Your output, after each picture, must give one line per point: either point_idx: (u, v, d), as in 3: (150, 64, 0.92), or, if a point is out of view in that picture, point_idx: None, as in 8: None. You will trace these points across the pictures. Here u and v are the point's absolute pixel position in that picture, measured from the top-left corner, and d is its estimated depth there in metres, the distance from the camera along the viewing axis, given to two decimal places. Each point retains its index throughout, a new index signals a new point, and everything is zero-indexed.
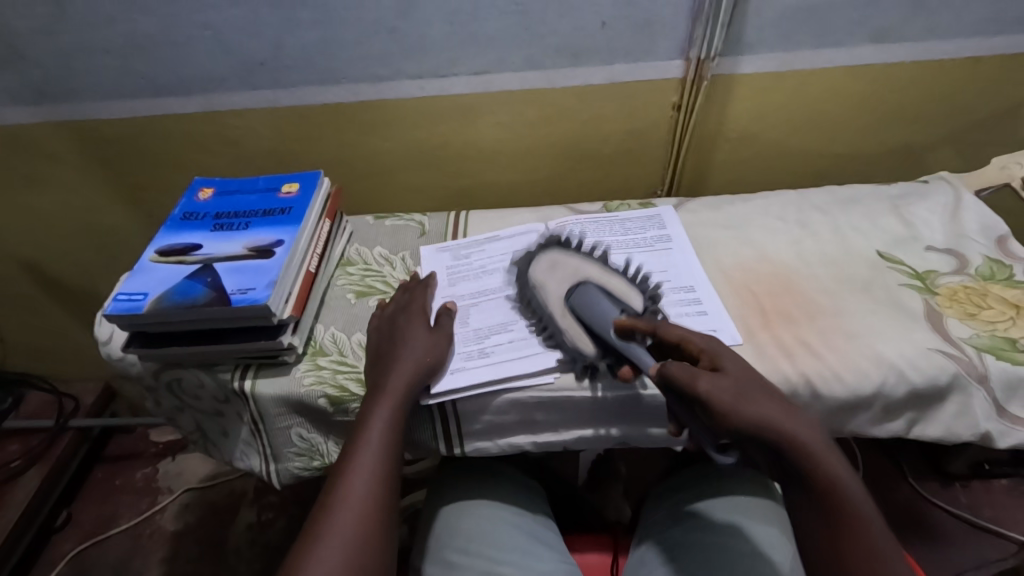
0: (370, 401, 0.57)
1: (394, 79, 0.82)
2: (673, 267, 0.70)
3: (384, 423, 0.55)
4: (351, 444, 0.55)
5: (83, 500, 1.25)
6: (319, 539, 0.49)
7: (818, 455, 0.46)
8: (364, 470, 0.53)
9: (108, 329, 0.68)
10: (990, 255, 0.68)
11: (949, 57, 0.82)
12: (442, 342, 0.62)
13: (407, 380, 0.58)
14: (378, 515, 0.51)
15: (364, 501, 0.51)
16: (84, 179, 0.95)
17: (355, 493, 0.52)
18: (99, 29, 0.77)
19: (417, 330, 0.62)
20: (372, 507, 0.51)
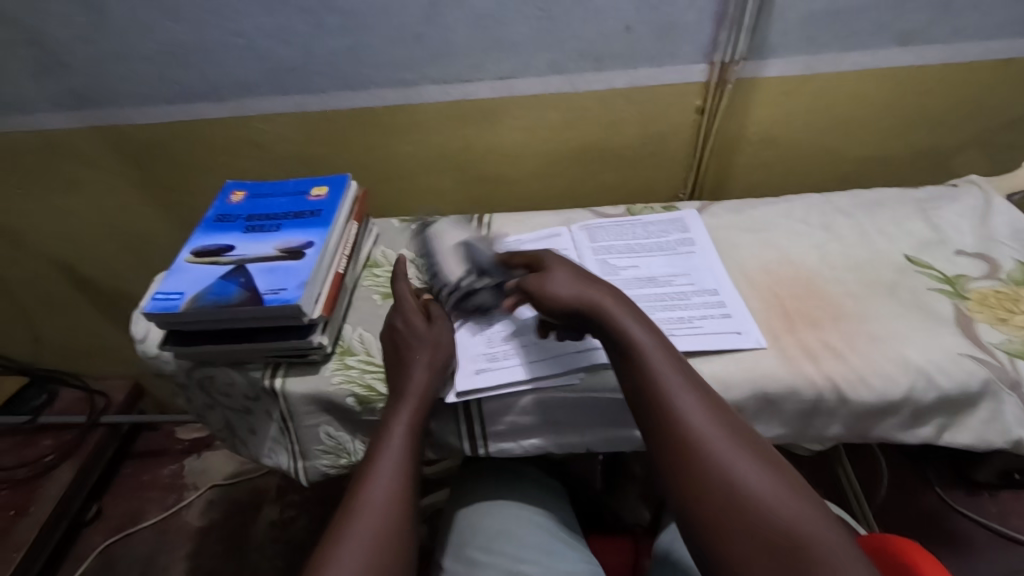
0: (390, 407, 0.58)
1: (420, 83, 0.84)
2: (696, 271, 0.70)
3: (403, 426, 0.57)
4: (373, 448, 0.56)
5: (112, 494, 1.28)
6: (342, 541, 0.49)
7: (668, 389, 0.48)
8: (386, 473, 0.54)
9: (144, 328, 0.70)
10: (1022, 259, 0.67)
11: (978, 58, 0.81)
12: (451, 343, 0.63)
13: (421, 385, 0.59)
14: (400, 516, 0.52)
15: (387, 503, 0.52)
16: (118, 182, 0.98)
17: (377, 495, 0.52)
18: (137, 37, 0.80)
19: (418, 329, 0.62)
20: (395, 509, 0.52)
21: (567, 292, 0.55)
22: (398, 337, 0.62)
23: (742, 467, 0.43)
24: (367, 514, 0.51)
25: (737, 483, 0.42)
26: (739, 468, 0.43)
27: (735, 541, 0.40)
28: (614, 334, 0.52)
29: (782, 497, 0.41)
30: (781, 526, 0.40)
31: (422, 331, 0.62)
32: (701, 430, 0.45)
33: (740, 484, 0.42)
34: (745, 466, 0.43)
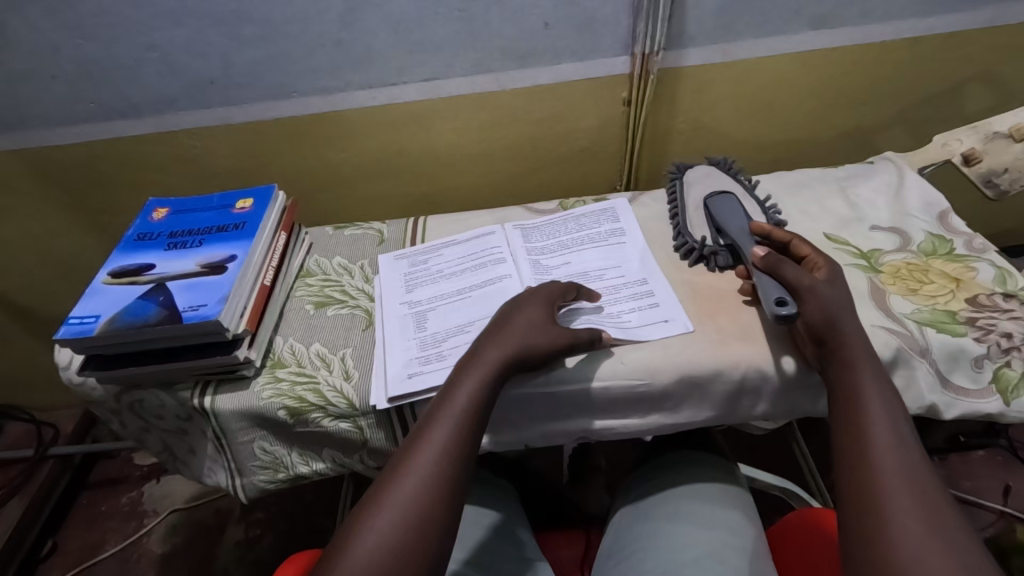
0: (460, 381, 0.53)
1: (345, 90, 0.83)
2: (630, 284, 0.68)
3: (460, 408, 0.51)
4: (428, 415, 0.51)
5: (67, 528, 1.24)
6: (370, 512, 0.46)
7: (859, 398, 0.49)
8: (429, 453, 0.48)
9: (67, 354, 0.68)
10: (932, 231, 0.69)
11: (888, 38, 0.84)
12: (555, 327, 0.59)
13: (489, 367, 0.54)
14: (434, 502, 0.46)
15: (423, 478, 0.47)
16: (43, 206, 0.95)
17: (419, 466, 0.48)
18: (45, 57, 0.77)
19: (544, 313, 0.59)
20: (429, 488, 0.46)
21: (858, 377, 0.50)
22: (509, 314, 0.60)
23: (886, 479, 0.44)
24: (401, 485, 0.47)
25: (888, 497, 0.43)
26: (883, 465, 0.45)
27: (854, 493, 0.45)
28: (844, 373, 0.51)
29: (888, 491, 0.43)
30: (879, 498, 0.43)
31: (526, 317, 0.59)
32: (880, 453, 0.45)
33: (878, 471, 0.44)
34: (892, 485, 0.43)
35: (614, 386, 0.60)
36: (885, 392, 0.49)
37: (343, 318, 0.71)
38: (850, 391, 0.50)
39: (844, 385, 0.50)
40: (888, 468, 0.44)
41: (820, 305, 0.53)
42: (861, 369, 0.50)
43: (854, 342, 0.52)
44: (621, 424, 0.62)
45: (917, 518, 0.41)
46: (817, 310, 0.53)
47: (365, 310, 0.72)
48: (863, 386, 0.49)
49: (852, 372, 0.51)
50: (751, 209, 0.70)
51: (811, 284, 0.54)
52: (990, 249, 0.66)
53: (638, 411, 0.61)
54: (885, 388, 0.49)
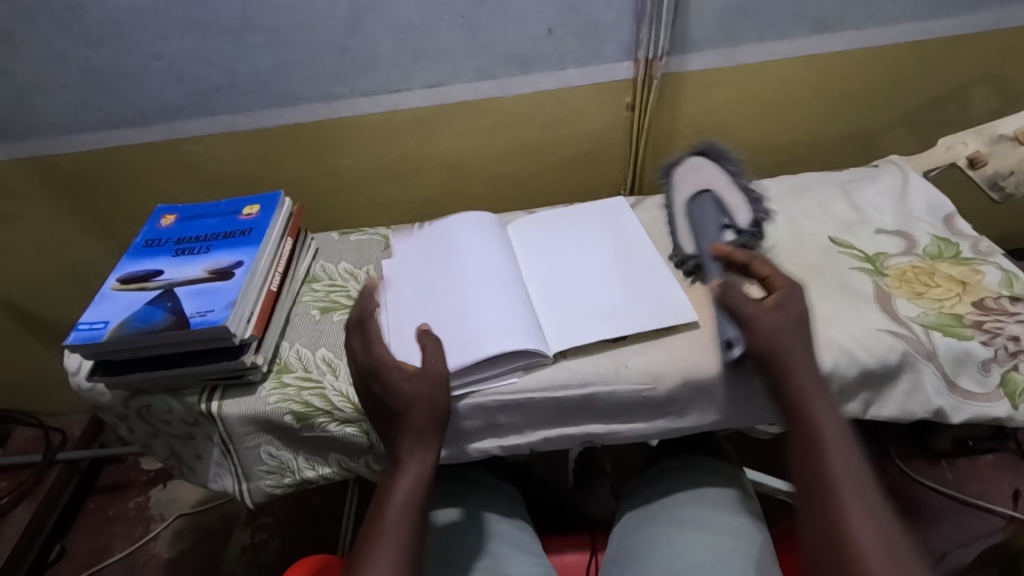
0: (398, 440, 0.55)
1: (349, 96, 0.84)
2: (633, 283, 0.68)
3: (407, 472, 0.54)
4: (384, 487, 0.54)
5: (75, 533, 1.25)
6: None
7: (807, 423, 0.50)
8: (392, 525, 0.51)
9: (77, 360, 0.68)
10: (938, 234, 0.69)
11: (891, 42, 0.84)
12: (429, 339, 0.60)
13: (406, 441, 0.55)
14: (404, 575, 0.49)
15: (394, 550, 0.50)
16: (52, 213, 0.96)
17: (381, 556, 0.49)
18: (54, 66, 0.78)
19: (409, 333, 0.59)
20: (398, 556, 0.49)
21: (803, 402, 0.51)
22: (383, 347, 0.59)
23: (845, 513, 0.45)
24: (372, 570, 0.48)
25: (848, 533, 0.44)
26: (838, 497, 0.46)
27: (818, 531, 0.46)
28: (793, 399, 0.51)
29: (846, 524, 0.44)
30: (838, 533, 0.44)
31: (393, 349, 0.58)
32: (833, 485, 0.46)
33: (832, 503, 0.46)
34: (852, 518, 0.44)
35: (619, 390, 0.60)
36: (833, 413, 0.50)
37: None
38: (801, 418, 0.50)
39: (793, 411, 0.51)
40: (841, 498, 0.46)
41: (766, 333, 0.53)
42: (810, 391, 0.51)
43: (797, 363, 0.52)
44: (627, 428, 0.62)
45: (876, 534, 0.43)
46: (763, 337, 0.53)
47: None
48: (813, 412, 0.50)
49: (801, 398, 0.51)
50: (733, 202, 0.70)
51: (756, 311, 0.54)
52: (996, 252, 0.66)
53: (645, 415, 0.61)
54: (828, 408, 0.50)
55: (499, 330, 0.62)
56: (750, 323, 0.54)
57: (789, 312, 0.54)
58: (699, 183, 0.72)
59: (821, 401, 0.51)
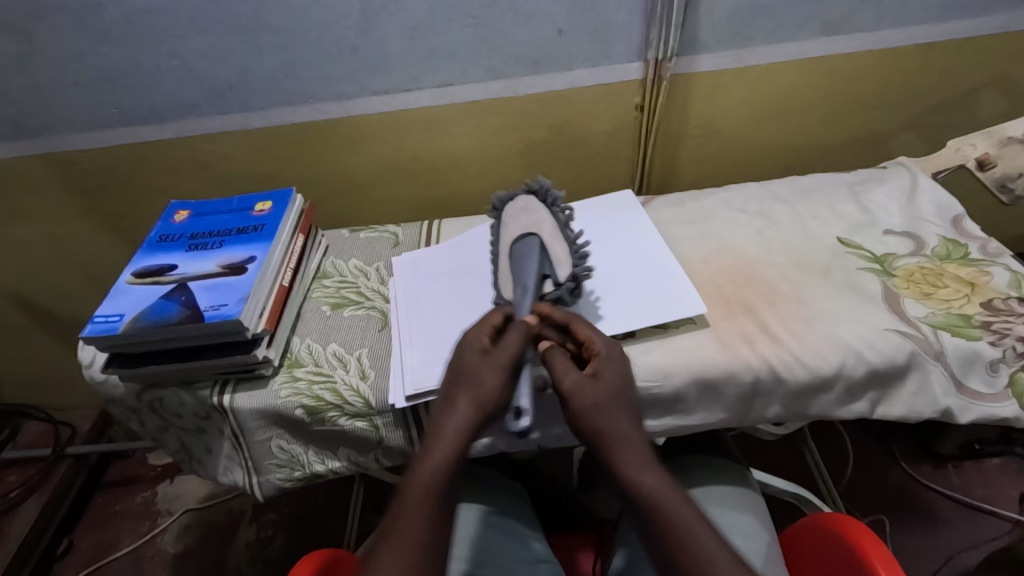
0: (444, 412, 0.51)
1: (361, 95, 0.85)
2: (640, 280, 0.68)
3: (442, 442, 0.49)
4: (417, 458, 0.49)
5: (83, 527, 1.26)
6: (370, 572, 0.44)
7: (629, 469, 0.48)
8: (421, 505, 0.47)
9: (91, 353, 0.69)
10: (946, 235, 0.69)
11: (901, 44, 0.84)
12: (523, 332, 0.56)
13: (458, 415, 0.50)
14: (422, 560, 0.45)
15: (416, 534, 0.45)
16: (66, 210, 0.97)
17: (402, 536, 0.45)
18: (70, 64, 0.79)
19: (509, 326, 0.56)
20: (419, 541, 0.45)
21: (627, 452, 0.49)
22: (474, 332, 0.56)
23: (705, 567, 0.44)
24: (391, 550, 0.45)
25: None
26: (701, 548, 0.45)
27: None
28: (610, 449, 0.49)
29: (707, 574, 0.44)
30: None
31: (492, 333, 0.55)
32: (690, 539, 0.45)
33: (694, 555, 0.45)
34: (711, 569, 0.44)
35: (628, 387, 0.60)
36: (641, 455, 0.49)
37: (359, 319, 0.72)
38: (631, 468, 0.48)
39: (613, 464, 0.49)
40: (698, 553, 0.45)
41: (594, 398, 0.50)
42: (622, 437, 0.49)
43: (616, 416, 0.50)
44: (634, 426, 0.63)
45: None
46: (587, 400, 0.50)
47: (381, 311, 0.73)
48: (626, 461, 0.48)
49: (617, 451, 0.49)
50: (559, 251, 0.63)
51: (574, 383, 0.51)
52: (1005, 253, 0.66)
53: (653, 413, 0.62)
54: (626, 448, 0.49)
55: None
56: (577, 384, 0.51)
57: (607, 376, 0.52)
58: (527, 224, 0.65)
59: (635, 449, 0.49)
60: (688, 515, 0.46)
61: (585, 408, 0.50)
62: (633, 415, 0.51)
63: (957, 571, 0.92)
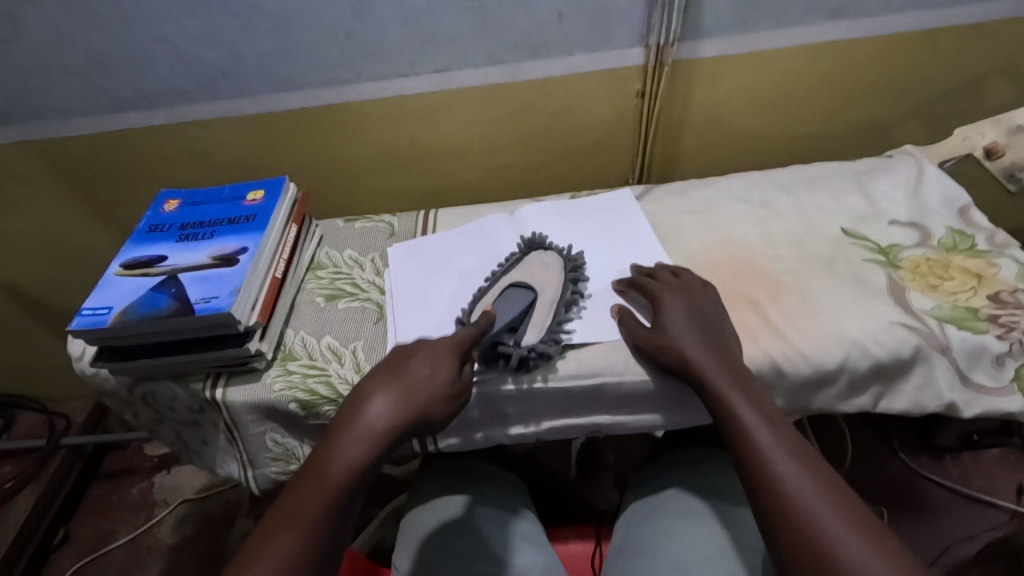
0: (372, 387, 0.52)
1: (355, 81, 0.82)
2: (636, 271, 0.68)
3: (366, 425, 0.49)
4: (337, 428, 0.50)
5: (81, 518, 1.25)
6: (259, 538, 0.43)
7: (739, 415, 0.49)
8: (332, 473, 0.47)
9: (80, 345, 0.68)
10: (953, 226, 0.68)
11: (909, 30, 0.82)
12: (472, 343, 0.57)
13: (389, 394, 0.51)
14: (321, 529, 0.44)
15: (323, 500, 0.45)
16: (55, 198, 0.95)
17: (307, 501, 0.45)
18: (55, 47, 0.77)
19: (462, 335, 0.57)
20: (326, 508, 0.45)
21: (730, 388, 0.51)
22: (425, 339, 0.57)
23: (813, 505, 0.41)
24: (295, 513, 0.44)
25: (817, 520, 0.41)
26: (796, 488, 0.43)
27: (783, 527, 0.42)
28: (720, 399, 0.50)
29: (814, 508, 0.41)
30: (808, 524, 0.41)
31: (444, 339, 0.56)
32: (788, 477, 0.43)
33: (788, 491, 0.43)
34: (817, 509, 0.41)
35: (628, 381, 0.59)
36: (765, 407, 0.49)
37: (354, 311, 0.70)
38: (740, 413, 0.49)
39: (724, 408, 0.50)
40: (793, 486, 0.43)
41: (675, 334, 0.56)
42: (734, 391, 0.50)
43: (713, 363, 0.53)
44: (634, 419, 0.62)
45: (846, 525, 0.40)
46: (676, 325, 0.56)
47: (376, 303, 0.71)
48: (742, 410, 0.49)
49: (725, 396, 0.50)
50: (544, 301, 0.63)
51: (657, 324, 0.58)
52: (1012, 245, 0.65)
53: (654, 407, 0.61)
54: (755, 395, 0.50)
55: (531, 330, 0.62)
56: (659, 326, 0.57)
57: (693, 315, 0.57)
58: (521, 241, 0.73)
59: (743, 390, 0.51)
60: (817, 462, 0.45)
61: (674, 344, 0.55)
62: (748, 376, 0.53)
63: (954, 562, 0.91)
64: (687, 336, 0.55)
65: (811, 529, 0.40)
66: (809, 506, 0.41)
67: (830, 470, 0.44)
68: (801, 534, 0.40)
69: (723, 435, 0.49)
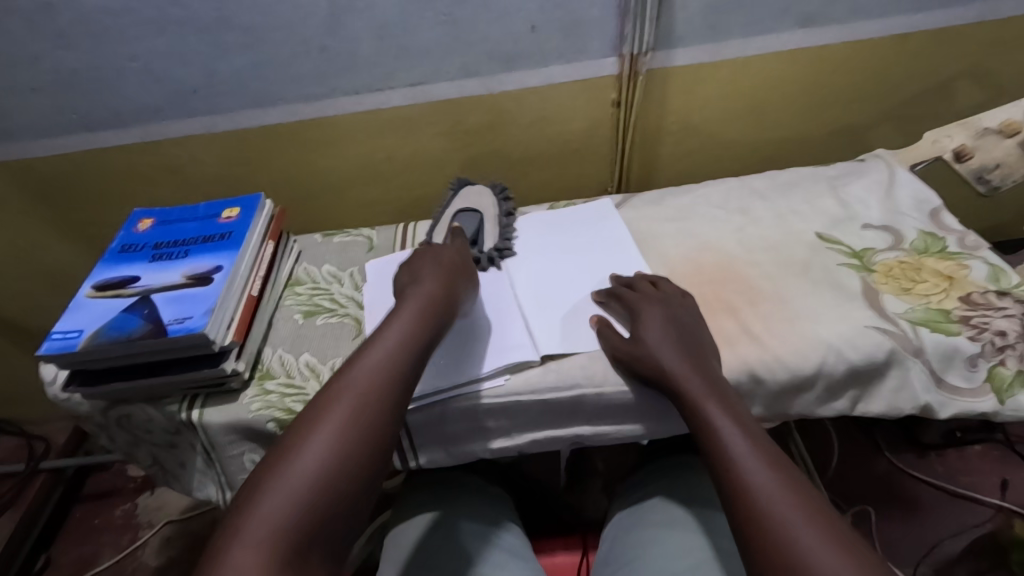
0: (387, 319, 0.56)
1: (331, 96, 0.82)
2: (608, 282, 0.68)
3: (346, 404, 0.48)
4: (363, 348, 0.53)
5: (62, 543, 1.23)
6: (237, 532, 0.40)
7: (715, 424, 0.49)
8: (361, 379, 0.49)
9: (53, 369, 0.67)
10: (924, 228, 0.69)
11: (877, 36, 0.84)
12: (443, 309, 0.58)
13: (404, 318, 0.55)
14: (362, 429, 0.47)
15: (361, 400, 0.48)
16: (29, 218, 0.94)
17: (344, 406, 0.48)
18: (24, 67, 0.76)
19: (436, 297, 0.59)
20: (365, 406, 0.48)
21: (704, 394, 0.51)
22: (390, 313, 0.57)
23: (786, 512, 0.42)
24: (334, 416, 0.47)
25: (790, 527, 0.41)
26: (770, 495, 0.43)
27: (756, 534, 0.42)
28: (695, 408, 0.51)
29: (787, 515, 0.41)
30: (781, 531, 0.41)
31: (409, 308, 0.56)
32: (761, 484, 0.44)
33: (762, 498, 0.43)
34: (790, 516, 0.41)
35: (607, 391, 0.59)
36: (740, 416, 0.50)
37: (333, 327, 0.70)
38: (716, 419, 0.49)
39: (700, 418, 0.50)
40: (768, 492, 0.43)
41: (655, 346, 0.56)
42: (710, 401, 0.51)
43: (689, 373, 0.53)
44: (615, 430, 0.62)
45: (818, 532, 0.40)
46: (655, 335, 0.56)
47: (354, 319, 0.71)
48: (717, 420, 0.49)
49: (701, 405, 0.51)
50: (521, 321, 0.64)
51: (639, 336, 0.57)
52: (982, 246, 0.66)
53: (634, 416, 0.61)
54: (729, 403, 0.51)
55: (510, 345, 0.62)
56: (640, 340, 0.57)
57: (671, 325, 0.58)
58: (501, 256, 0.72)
59: (718, 398, 0.51)
60: (791, 470, 0.45)
61: (656, 355, 0.55)
62: (723, 385, 0.53)
63: (942, 558, 0.92)
64: (665, 344, 0.56)
65: (789, 541, 0.40)
66: (782, 513, 0.41)
67: (804, 478, 0.44)
68: (775, 539, 0.41)
69: (699, 445, 0.50)
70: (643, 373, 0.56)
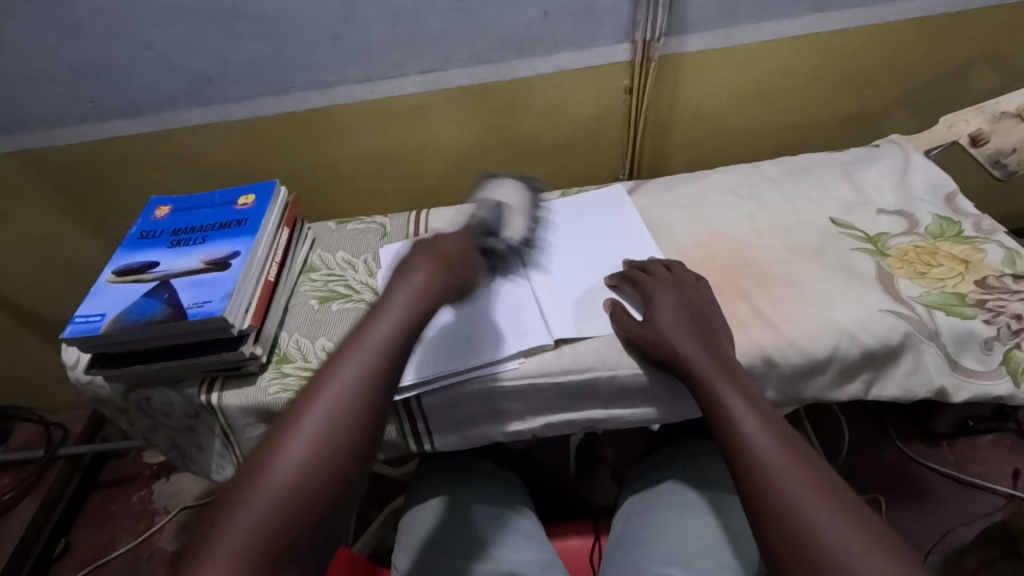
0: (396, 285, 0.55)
1: (344, 84, 0.83)
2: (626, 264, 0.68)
3: (339, 393, 0.46)
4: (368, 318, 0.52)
5: (80, 527, 1.25)
6: (245, 499, 0.41)
7: (726, 403, 0.49)
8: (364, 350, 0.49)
9: (75, 353, 0.68)
10: (940, 213, 0.68)
11: (892, 19, 0.83)
12: (453, 273, 0.58)
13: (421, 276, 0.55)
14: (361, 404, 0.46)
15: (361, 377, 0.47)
16: (46, 208, 0.95)
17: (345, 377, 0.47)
18: (42, 57, 0.77)
19: (448, 251, 0.59)
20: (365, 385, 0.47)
21: (714, 372, 0.52)
22: (397, 273, 0.56)
23: (797, 487, 0.42)
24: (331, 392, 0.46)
25: (800, 501, 0.41)
26: (780, 471, 0.43)
27: (767, 508, 0.42)
28: (707, 389, 0.51)
29: (797, 490, 0.42)
30: (791, 506, 0.41)
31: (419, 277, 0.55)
32: (772, 460, 0.44)
33: (773, 473, 0.43)
34: (800, 491, 0.42)
35: (621, 374, 0.60)
36: (751, 395, 0.50)
37: (348, 313, 0.71)
38: (727, 397, 0.50)
39: (711, 398, 0.51)
40: (779, 469, 0.43)
41: (668, 326, 0.56)
42: (721, 381, 0.51)
43: (701, 355, 0.53)
44: (628, 413, 0.62)
45: (829, 506, 0.41)
46: (668, 316, 0.57)
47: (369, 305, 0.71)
48: (728, 399, 0.50)
49: (711, 385, 0.51)
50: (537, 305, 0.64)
51: (651, 316, 0.58)
52: (998, 231, 0.65)
53: (647, 400, 0.61)
54: (741, 383, 0.51)
55: (526, 330, 0.62)
56: (651, 320, 0.58)
57: (684, 308, 0.58)
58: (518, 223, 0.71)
59: (729, 378, 0.51)
60: (802, 447, 0.45)
61: (668, 335, 0.56)
62: (735, 367, 0.53)
63: (952, 546, 0.92)
64: (676, 323, 0.56)
65: (798, 513, 0.41)
66: (791, 487, 0.42)
67: (815, 456, 0.45)
68: (785, 512, 0.41)
69: (710, 424, 0.50)
70: (654, 353, 0.57)
